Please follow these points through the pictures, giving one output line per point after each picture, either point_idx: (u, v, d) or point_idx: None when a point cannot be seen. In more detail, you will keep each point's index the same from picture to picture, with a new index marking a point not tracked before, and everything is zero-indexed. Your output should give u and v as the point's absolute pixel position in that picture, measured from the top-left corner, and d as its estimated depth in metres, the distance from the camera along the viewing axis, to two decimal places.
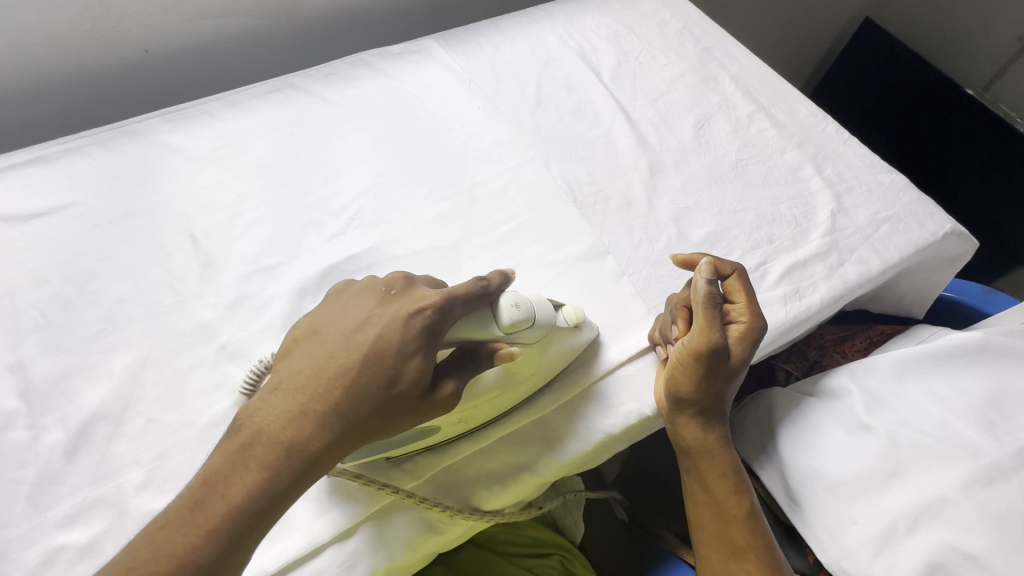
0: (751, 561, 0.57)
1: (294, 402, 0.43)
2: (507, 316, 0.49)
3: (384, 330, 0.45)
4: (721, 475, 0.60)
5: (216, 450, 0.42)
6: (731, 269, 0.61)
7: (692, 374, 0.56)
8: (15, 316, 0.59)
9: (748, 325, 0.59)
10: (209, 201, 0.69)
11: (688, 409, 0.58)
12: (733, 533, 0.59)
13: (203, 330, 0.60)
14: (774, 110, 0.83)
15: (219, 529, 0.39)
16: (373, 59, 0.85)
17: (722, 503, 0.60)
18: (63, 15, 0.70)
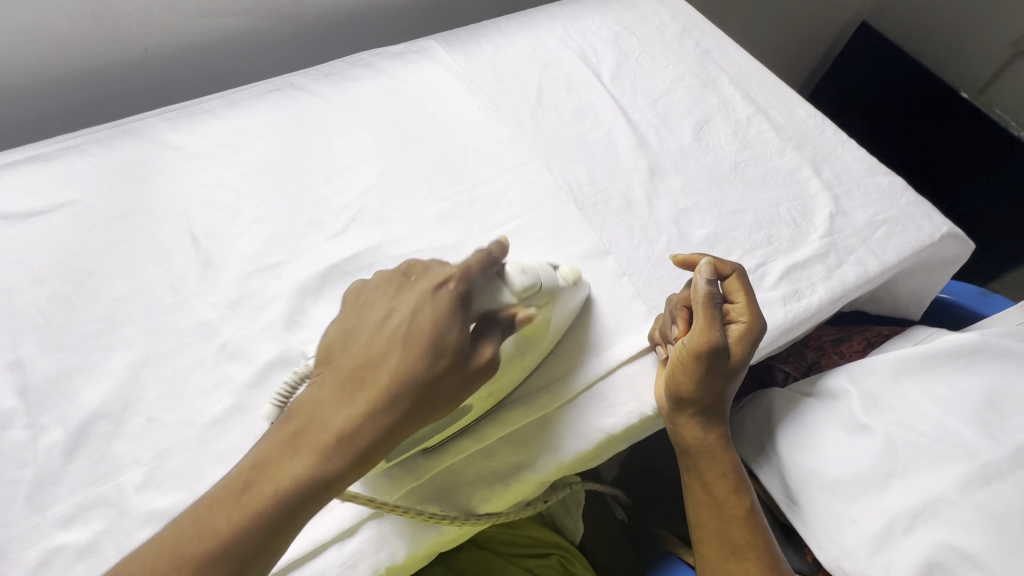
0: (751, 558, 0.58)
1: (339, 389, 0.43)
2: (517, 281, 0.50)
3: (416, 311, 0.45)
4: (721, 473, 0.60)
5: (261, 441, 0.42)
6: (730, 270, 0.62)
7: (693, 374, 0.56)
8: (14, 314, 0.58)
9: (748, 325, 0.59)
10: (209, 200, 0.69)
11: (687, 409, 0.59)
12: (733, 531, 0.59)
13: (203, 329, 0.59)
14: (773, 112, 0.84)
15: (266, 516, 0.39)
16: (374, 59, 0.85)
17: (722, 502, 0.60)
18: (63, 13, 0.70)
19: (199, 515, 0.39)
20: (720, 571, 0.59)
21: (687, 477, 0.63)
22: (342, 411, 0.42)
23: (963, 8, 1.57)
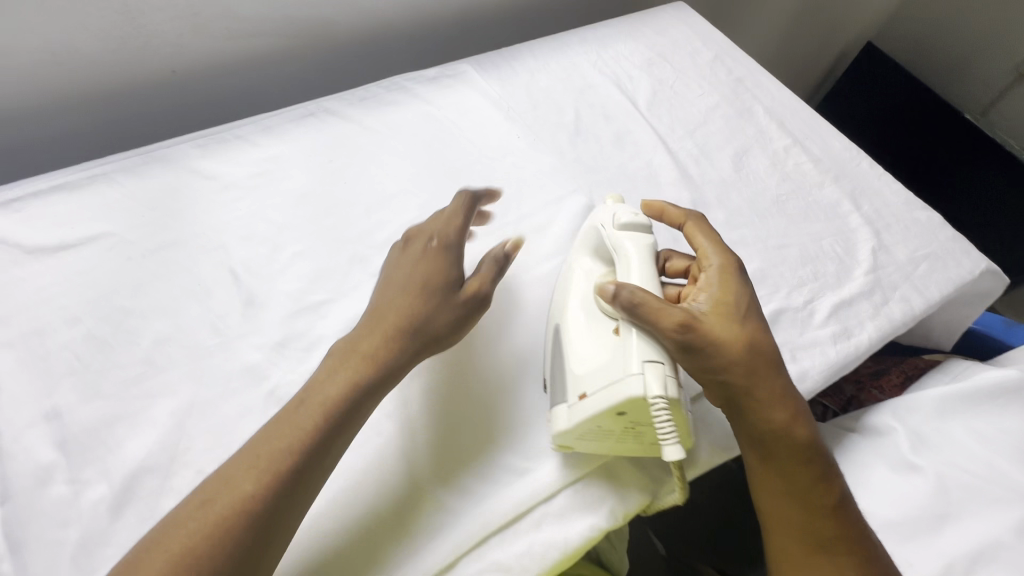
0: (846, 553, 0.50)
1: (373, 330, 0.52)
2: (626, 220, 0.58)
3: (416, 268, 0.56)
4: (806, 462, 0.52)
5: (333, 377, 0.48)
6: (682, 219, 0.61)
7: (690, 355, 0.50)
8: (49, 358, 0.55)
9: (720, 263, 0.55)
10: (248, 232, 0.66)
11: (738, 393, 0.51)
12: (818, 526, 0.51)
13: (251, 373, 0.57)
14: (809, 143, 0.84)
15: (329, 432, 0.46)
16: (408, 84, 0.83)
17: (806, 493, 0.51)
18: (90, 34, 0.67)
19: (271, 449, 0.44)
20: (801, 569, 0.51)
21: (760, 469, 0.53)
22: (373, 336, 0.51)
23: (964, 32, 1.60)
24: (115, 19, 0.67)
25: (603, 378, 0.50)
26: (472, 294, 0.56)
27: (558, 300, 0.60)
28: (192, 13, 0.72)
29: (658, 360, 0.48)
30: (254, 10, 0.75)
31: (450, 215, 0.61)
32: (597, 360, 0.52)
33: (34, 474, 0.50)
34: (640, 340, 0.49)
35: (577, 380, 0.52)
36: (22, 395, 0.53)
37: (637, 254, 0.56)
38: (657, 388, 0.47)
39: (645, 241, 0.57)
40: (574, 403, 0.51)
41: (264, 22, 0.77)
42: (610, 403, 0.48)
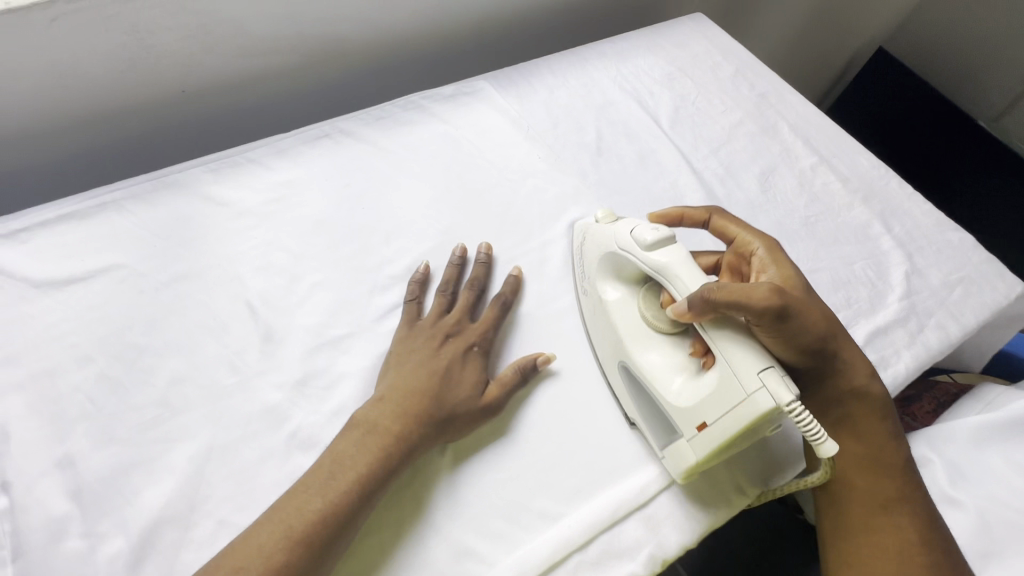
0: (906, 511, 0.55)
1: (396, 406, 0.53)
2: (652, 239, 0.55)
3: (450, 366, 0.56)
4: (876, 421, 0.58)
5: (359, 450, 0.50)
6: (706, 214, 0.64)
7: (783, 328, 0.51)
8: (60, 401, 0.53)
9: (766, 245, 0.59)
10: (264, 262, 0.64)
11: (821, 352, 0.55)
12: (882, 487, 0.56)
13: (272, 414, 0.55)
14: (836, 161, 0.82)
15: (351, 507, 0.47)
16: (424, 102, 0.81)
17: (876, 453, 0.57)
18: (98, 56, 0.64)
19: (290, 519, 0.45)
20: (862, 529, 0.55)
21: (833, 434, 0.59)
22: (396, 416, 0.52)
23: (975, 38, 1.55)
24: (123, 40, 0.65)
25: (721, 404, 0.49)
26: (494, 397, 0.56)
27: (605, 347, 0.61)
28: (202, 33, 0.69)
29: (770, 366, 0.47)
30: (266, 28, 0.73)
31: (487, 314, 0.61)
32: (705, 387, 0.51)
33: (47, 528, 0.47)
34: (745, 354, 0.48)
35: (692, 411, 0.51)
36: (32, 443, 0.51)
37: (684, 269, 0.53)
38: (788, 393, 0.46)
39: (679, 250, 0.55)
40: (696, 435, 0.51)
41: (276, 40, 0.75)
42: (742, 423, 0.47)
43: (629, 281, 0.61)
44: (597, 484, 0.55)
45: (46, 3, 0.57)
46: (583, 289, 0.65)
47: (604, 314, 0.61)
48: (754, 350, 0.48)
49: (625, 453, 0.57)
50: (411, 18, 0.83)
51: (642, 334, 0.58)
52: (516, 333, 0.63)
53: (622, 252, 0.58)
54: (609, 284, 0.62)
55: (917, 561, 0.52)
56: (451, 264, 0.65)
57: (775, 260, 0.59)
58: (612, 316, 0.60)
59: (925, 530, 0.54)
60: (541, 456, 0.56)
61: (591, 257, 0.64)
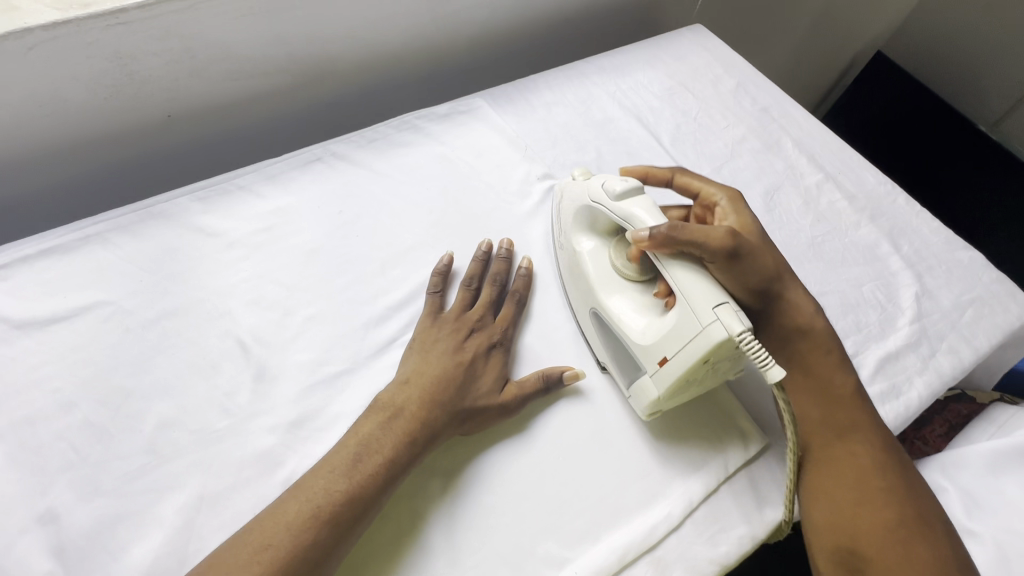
0: (860, 437, 0.55)
1: (422, 390, 0.54)
2: (620, 189, 0.57)
3: (474, 355, 0.57)
4: (825, 354, 0.59)
5: (387, 431, 0.51)
6: (669, 172, 0.64)
7: (737, 271, 0.54)
8: (43, 450, 0.51)
9: (726, 194, 0.62)
10: (255, 296, 0.61)
11: (772, 294, 0.57)
12: (838, 413, 0.56)
13: (264, 459, 0.53)
14: (842, 178, 0.80)
15: (370, 493, 0.48)
16: (419, 123, 0.78)
17: (826, 383, 0.57)
18: (80, 85, 0.62)
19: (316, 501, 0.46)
20: (824, 459, 0.55)
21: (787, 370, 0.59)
22: (422, 400, 0.53)
23: (977, 39, 1.52)
24: (106, 66, 0.62)
25: (679, 339, 0.50)
26: (513, 397, 0.56)
27: (578, 295, 0.63)
28: (188, 56, 0.66)
29: (725, 302, 0.48)
30: (254, 49, 0.70)
31: (508, 309, 0.62)
32: (666, 325, 0.52)
33: None
34: (699, 288, 0.49)
35: (653, 347, 0.52)
36: (12, 497, 0.48)
37: (648, 213, 0.55)
38: (739, 324, 0.46)
39: (646, 200, 0.57)
40: (657, 369, 0.52)
41: (263, 60, 0.72)
42: (697, 355, 0.48)
43: (602, 233, 0.64)
44: (603, 526, 0.53)
45: (23, 31, 0.55)
46: (561, 253, 0.66)
47: (576, 265, 0.63)
48: (708, 285, 0.49)
49: (633, 491, 0.55)
50: (401, 35, 0.80)
51: (611, 279, 0.59)
52: (518, 366, 0.61)
53: (595, 205, 0.60)
54: (584, 237, 0.64)
55: (874, 485, 0.52)
56: (477, 257, 0.65)
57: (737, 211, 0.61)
58: (583, 263, 0.62)
59: (881, 454, 0.54)
60: (548, 496, 0.53)
61: (566, 212, 0.66)
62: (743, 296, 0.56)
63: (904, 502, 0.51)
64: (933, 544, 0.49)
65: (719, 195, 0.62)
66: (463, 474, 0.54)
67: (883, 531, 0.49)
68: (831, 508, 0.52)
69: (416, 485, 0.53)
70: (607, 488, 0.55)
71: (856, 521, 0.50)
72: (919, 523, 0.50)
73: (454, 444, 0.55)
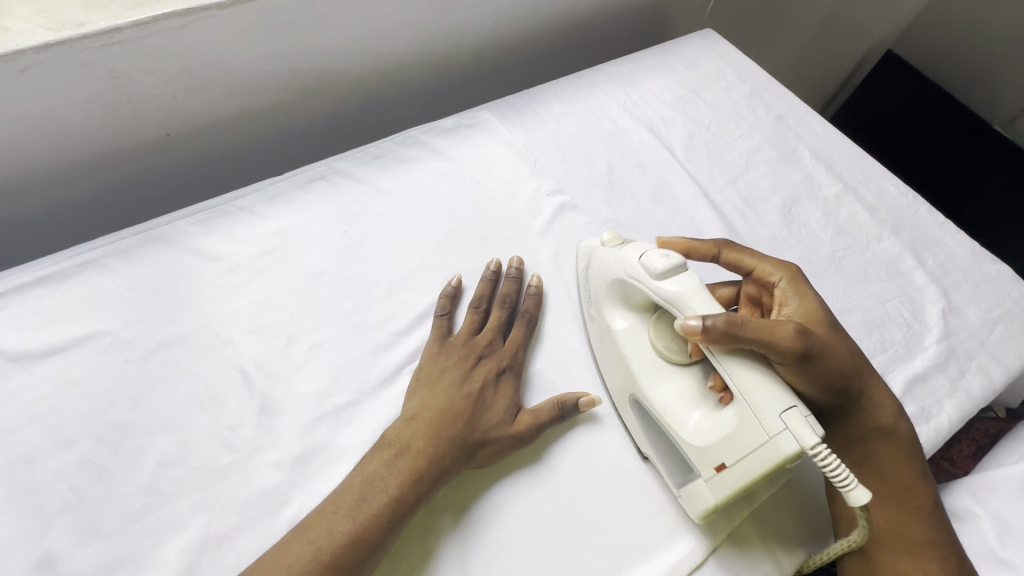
0: (935, 559, 0.50)
1: (429, 425, 0.52)
2: (662, 267, 0.52)
3: (484, 386, 0.55)
4: (901, 458, 0.54)
5: (392, 470, 0.49)
6: (715, 247, 0.59)
7: (806, 371, 0.49)
8: (40, 492, 0.49)
9: (788, 275, 0.56)
10: (258, 323, 0.59)
11: (845, 393, 0.52)
12: (910, 528, 0.52)
13: (270, 497, 0.51)
14: (861, 189, 0.78)
15: (375, 538, 0.45)
16: (425, 137, 0.76)
17: (904, 493, 0.53)
18: (74, 105, 0.60)
19: (320, 546, 0.44)
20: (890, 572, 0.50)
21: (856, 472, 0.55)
22: (429, 437, 0.51)
23: (992, 36, 1.48)
24: (101, 85, 0.60)
25: (742, 445, 0.45)
26: (527, 426, 0.54)
27: (615, 378, 0.58)
28: (187, 74, 0.64)
29: (794, 406, 0.44)
30: (255, 66, 0.68)
31: (518, 333, 0.60)
32: (724, 427, 0.47)
33: None
34: (764, 391, 0.45)
35: (708, 451, 0.48)
36: (9, 543, 0.46)
37: (698, 299, 0.49)
38: (812, 435, 0.42)
39: (691, 279, 0.51)
40: (714, 476, 0.47)
41: (264, 76, 0.70)
42: (765, 466, 0.44)
43: (637, 307, 0.58)
44: (623, 562, 0.51)
45: (15, 52, 0.53)
46: (591, 319, 0.62)
47: (612, 344, 0.58)
48: (774, 387, 0.45)
49: (654, 524, 0.53)
50: (404, 46, 0.78)
51: (655, 366, 0.54)
52: (531, 394, 0.58)
53: (631, 281, 0.55)
54: (617, 314, 0.58)
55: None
56: (484, 278, 0.63)
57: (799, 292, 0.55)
58: (620, 346, 0.57)
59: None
60: (567, 531, 0.51)
61: (596, 282, 0.61)
62: (813, 392, 0.51)
63: None
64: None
65: (775, 273, 0.57)
66: (476, 506, 0.52)
67: None
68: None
69: (427, 522, 0.50)
70: (626, 525, 0.52)
71: None
72: None
73: (464, 478, 0.53)
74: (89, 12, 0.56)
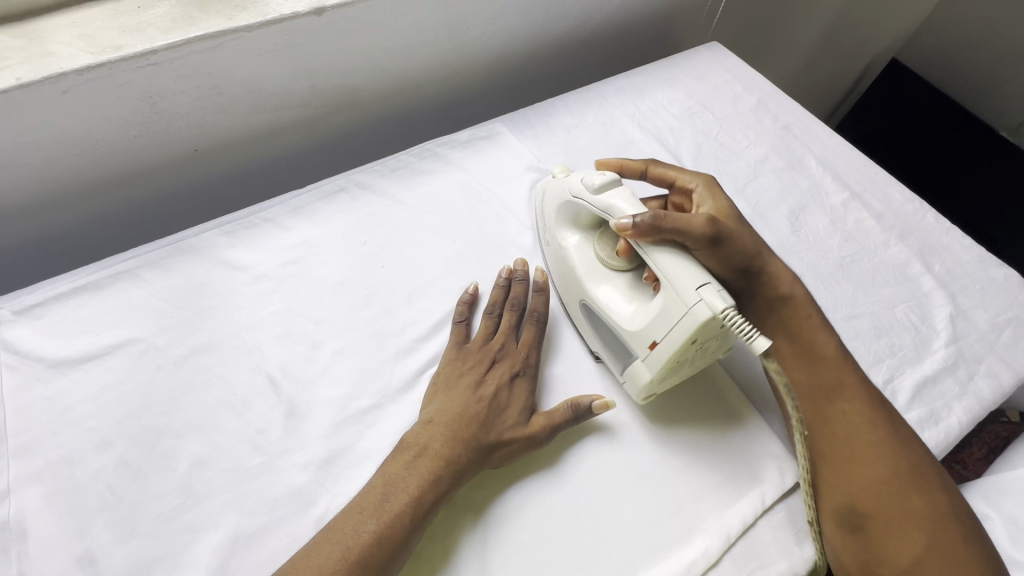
0: (847, 398, 0.58)
1: (445, 427, 0.54)
2: (598, 182, 0.59)
3: (498, 391, 0.57)
4: (807, 319, 0.62)
5: (410, 472, 0.51)
6: (643, 166, 0.67)
7: (720, 254, 0.57)
8: (79, 491, 0.51)
9: (702, 181, 0.65)
10: (283, 331, 0.62)
11: (753, 275, 0.61)
12: (823, 373, 0.59)
13: (298, 497, 0.52)
14: (868, 197, 0.79)
15: (399, 537, 0.47)
16: (441, 150, 0.78)
17: (813, 351, 0.61)
18: (110, 123, 0.63)
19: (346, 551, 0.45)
20: (818, 421, 0.58)
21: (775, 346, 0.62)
22: (446, 439, 0.53)
23: (998, 40, 1.49)
24: (135, 105, 0.63)
25: (665, 321, 0.51)
26: (542, 428, 0.55)
27: (568, 288, 0.64)
28: (215, 93, 0.67)
29: (708, 282, 0.49)
30: (279, 84, 0.71)
31: (529, 338, 0.61)
32: (653, 309, 0.53)
33: None
34: (683, 270, 0.51)
35: (642, 332, 0.54)
36: (51, 540, 0.49)
37: (629, 204, 0.56)
38: (721, 301, 0.48)
39: (624, 191, 0.58)
40: (649, 353, 0.54)
41: (288, 94, 0.73)
42: (685, 335, 0.50)
43: (586, 227, 0.64)
44: (639, 562, 0.52)
45: (57, 76, 0.56)
46: (546, 245, 0.68)
47: (563, 258, 0.64)
48: (692, 265, 0.51)
49: (668, 526, 0.54)
50: (421, 62, 0.81)
51: (598, 272, 0.61)
52: (547, 397, 0.60)
53: (576, 199, 0.62)
54: (568, 232, 0.65)
55: (867, 441, 0.55)
56: (497, 286, 0.65)
57: (711, 193, 0.64)
58: (572, 258, 0.63)
59: (867, 408, 0.57)
60: (584, 531, 0.52)
61: (549, 210, 0.67)
62: (726, 274, 0.59)
63: (897, 453, 0.55)
64: (930, 496, 0.52)
65: (693, 180, 0.65)
66: (494, 508, 0.53)
67: (881, 488, 0.53)
68: (831, 466, 0.55)
69: (449, 521, 0.52)
70: (640, 526, 0.53)
71: (859, 485, 0.54)
72: (912, 475, 0.53)
73: (483, 480, 0.54)
74: (126, 36, 0.59)
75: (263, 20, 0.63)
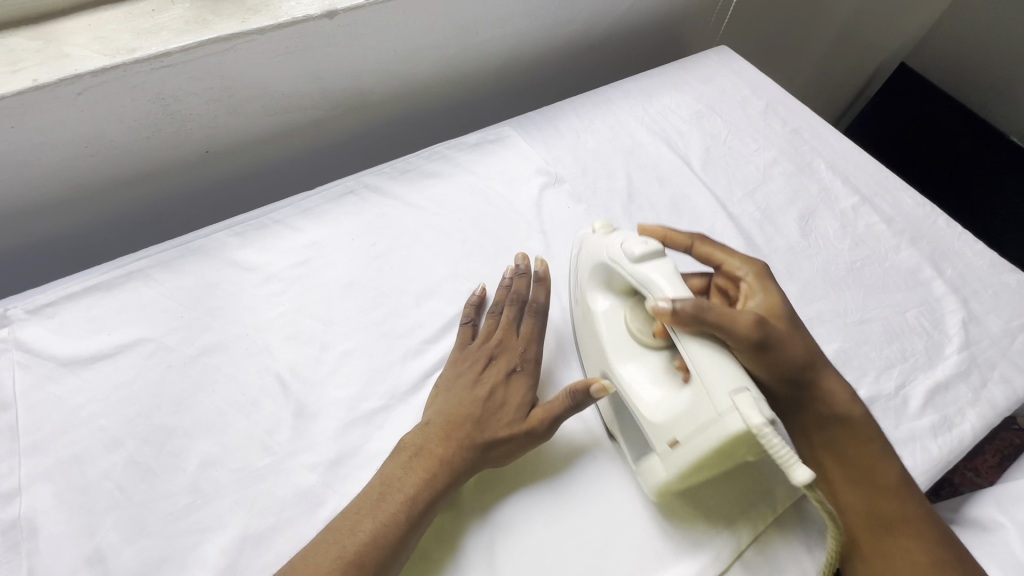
0: (911, 534, 0.51)
1: (442, 428, 0.53)
2: (639, 252, 0.55)
3: (494, 390, 0.56)
4: (865, 443, 0.54)
5: (405, 471, 0.51)
6: (688, 241, 0.61)
7: (763, 359, 0.51)
8: (89, 490, 0.51)
9: (753, 269, 0.58)
10: (292, 331, 0.62)
11: (800, 385, 0.54)
12: (881, 502, 0.52)
13: (306, 497, 0.52)
14: (878, 201, 0.79)
15: (395, 540, 0.47)
16: (449, 152, 0.79)
17: (869, 474, 0.53)
18: (123, 125, 0.64)
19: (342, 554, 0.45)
20: (875, 558, 0.51)
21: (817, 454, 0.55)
22: (441, 439, 0.53)
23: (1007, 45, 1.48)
24: (149, 107, 0.64)
25: (693, 421, 0.46)
26: (539, 422, 0.54)
27: (593, 358, 0.60)
28: (227, 95, 0.68)
29: (746, 389, 0.44)
30: (290, 87, 0.72)
31: (529, 335, 0.61)
32: (680, 403, 0.48)
33: None
34: (720, 372, 0.46)
35: (664, 427, 0.49)
36: (61, 538, 0.49)
37: (670, 282, 0.52)
38: (758, 415, 0.42)
39: (667, 265, 0.54)
40: (669, 451, 0.49)
41: (299, 96, 0.74)
42: (712, 443, 0.45)
43: (619, 292, 0.60)
44: (648, 566, 0.51)
45: (73, 77, 0.57)
46: (575, 304, 0.64)
47: (591, 324, 0.60)
48: (729, 368, 0.46)
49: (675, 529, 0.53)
50: (431, 64, 0.81)
51: (626, 346, 0.56)
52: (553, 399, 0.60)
53: (612, 264, 0.57)
54: (599, 296, 0.61)
55: None
56: (500, 286, 0.65)
57: (763, 285, 0.57)
58: (598, 326, 0.59)
59: (932, 548, 0.50)
60: (589, 532, 0.52)
61: (581, 269, 0.63)
62: (769, 381, 0.53)
63: None
64: None
65: (744, 269, 0.58)
66: (499, 508, 0.53)
67: None
68: None
69: (457, 525, 0.52)
70: (645, 528, 0.53)
71: None
72: None
73: (484, 480, 0.54)
74: (140, 38, 0.60)
75: (276, 23, 0.64)
